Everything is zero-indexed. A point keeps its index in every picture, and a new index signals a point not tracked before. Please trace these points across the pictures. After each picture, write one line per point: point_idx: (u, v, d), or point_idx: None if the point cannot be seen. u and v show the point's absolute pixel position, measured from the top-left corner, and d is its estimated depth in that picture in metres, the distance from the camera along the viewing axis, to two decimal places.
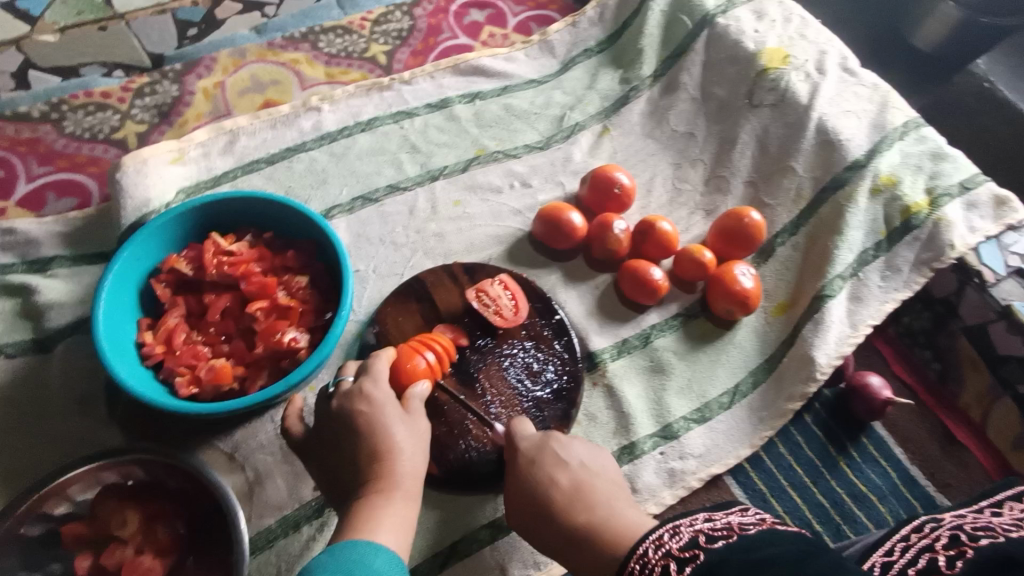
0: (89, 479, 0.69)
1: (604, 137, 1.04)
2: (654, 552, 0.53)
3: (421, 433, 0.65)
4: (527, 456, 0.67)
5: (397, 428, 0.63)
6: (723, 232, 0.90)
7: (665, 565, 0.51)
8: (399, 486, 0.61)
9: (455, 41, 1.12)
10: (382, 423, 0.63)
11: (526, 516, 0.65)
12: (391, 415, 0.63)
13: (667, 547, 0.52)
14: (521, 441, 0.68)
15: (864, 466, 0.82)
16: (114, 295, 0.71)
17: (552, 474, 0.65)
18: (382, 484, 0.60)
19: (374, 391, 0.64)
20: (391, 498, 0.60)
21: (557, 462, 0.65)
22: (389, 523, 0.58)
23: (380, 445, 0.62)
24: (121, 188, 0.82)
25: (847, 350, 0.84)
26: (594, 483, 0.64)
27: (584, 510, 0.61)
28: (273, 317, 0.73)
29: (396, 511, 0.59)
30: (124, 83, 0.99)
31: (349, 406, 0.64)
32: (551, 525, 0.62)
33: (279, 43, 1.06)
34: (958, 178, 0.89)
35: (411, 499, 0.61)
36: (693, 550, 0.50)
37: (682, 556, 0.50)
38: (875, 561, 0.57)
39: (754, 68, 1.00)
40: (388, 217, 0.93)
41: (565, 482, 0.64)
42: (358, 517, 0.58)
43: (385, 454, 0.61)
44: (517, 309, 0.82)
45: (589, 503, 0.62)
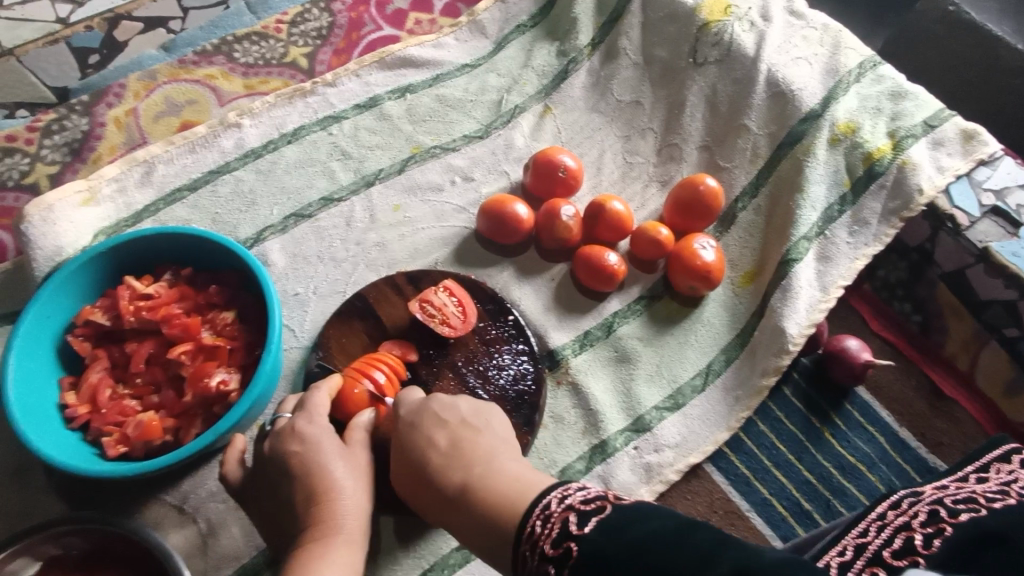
0: (28, 555, 0.64)
1: (546, 117, 0.98)
2: (558, 505, 0.46)
3: (363, 467, 0.63)
4: (406, 422, 0.61)
5: (333, 464, 0.61)
6: (678, 204, 0.84)
7: (564, 518, 0.44)
8: (340, 527, 0.59)
9: (380, 33, 1.06)
10: (318, 461, 0.61)
11: (414, 489, 0.58)
12: (328, 453, 0.62)
13: (545, 544, 0.43)
14: (403, 408, 0.62)
15: (850, 435, 0.78)
16: (26, 359, 0.66)
17: (430, 437, 0.58)
18: (322, 526, 0.58)
19: (306, 428, 0.63)
20: (331, 543, 0.57)
21: (433, 425, 0.59)
22: (331, 568, 0.55)
23: (318, 487, 0.60)
24: (29, 239, 0.77)
25: (820, 316, 0.79)
26: (472, 438, 0.57)
27: (459, 468, 0.54)
28: (200, 359, 0.68)
29: (336, 555, 0.57)
30: (29, 123, 0.92)
31: (280, 448, 0.63)
32: (435, 493, 0.55)
33: (190, 58, 0.99)
34: (921, 116, 0.84)
35: (354, 539, 0.59)
36: (598, 501, 0.44)
37: (585, 509, 0.44)
38: (847, 545, 0.50)
39: (694, 23, 0.94)
40: (324, 232, 0.88)
41: (444, 443, 0.57)
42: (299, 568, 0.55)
43: (324, 495, 0.60)
44: (465, 314, 0.78)
45: (466, 461, 0.55)
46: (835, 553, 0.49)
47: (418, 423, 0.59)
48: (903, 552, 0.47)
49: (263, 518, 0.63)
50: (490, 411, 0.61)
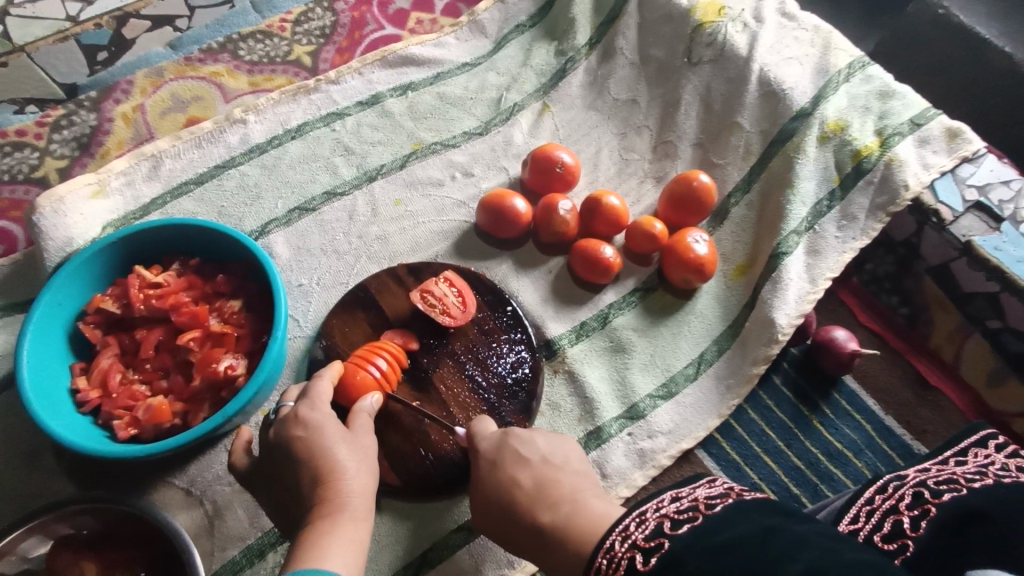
0: (41, 534, 0.66)
1: (544, 115, 1.00)
2: (621, 543, 0.48)
3: (366, 451, 0.65)
4: (489, 459, 0.64)
5: (338, 446, 0.63)
6: (673, 199, 0.87)
7: (631, 558, 0.47)
8: (345, 506, 0.60)
9: (382, 32, 1.08)
10: (323, 444, 0.62)
11: (497, 524, 0.61)
12: (333, 436, 0.63)
13: (633, 538, 0.48)
14: (481, 443, 0.66)
15: (838, 422, 0.80)
16: (38, 344, 0.68)
17: (514, 475, 0.61)
18: (328, 505, 0.59)
19: (310, 413, 0.64)
20: (337, 520, 0.58)
21: (517, 461, 0.62)
22: (338, 544, 0.56)
23: (323, 469, 0.61)
24: (40, 229, 0.79)
25: (808, 307, 0.81)
26: (557, 477, 0.60)
27: (547, 508, 0.57)
28: (208, 346, 0.71)
29: (343, 531, 0.58)
30: (39, 118, 0.94)
31: (285, 432, 0.64)
32: (522, 531, 0.58)
33: (196, 56, 1.01)
34: (908, 115, 0.86)
35: (360, 518, 0.60)
36: (658, 538, 0.46)
37: (649, 547, 0.46)
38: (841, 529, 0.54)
39: (689, 24, 0.96)
40: (327, 226, 0.90)
41: (527, 480, 0.60)
42: (307, 545, 0.56)
43: (329, 475, 0.61)
44: (465, 305, 0.80)
45: (552, 499, 0.58)
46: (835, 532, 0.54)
47: (500, 462, 0.63)
48: (893, 535, 0.51)
49: (268, 498, 0.65)
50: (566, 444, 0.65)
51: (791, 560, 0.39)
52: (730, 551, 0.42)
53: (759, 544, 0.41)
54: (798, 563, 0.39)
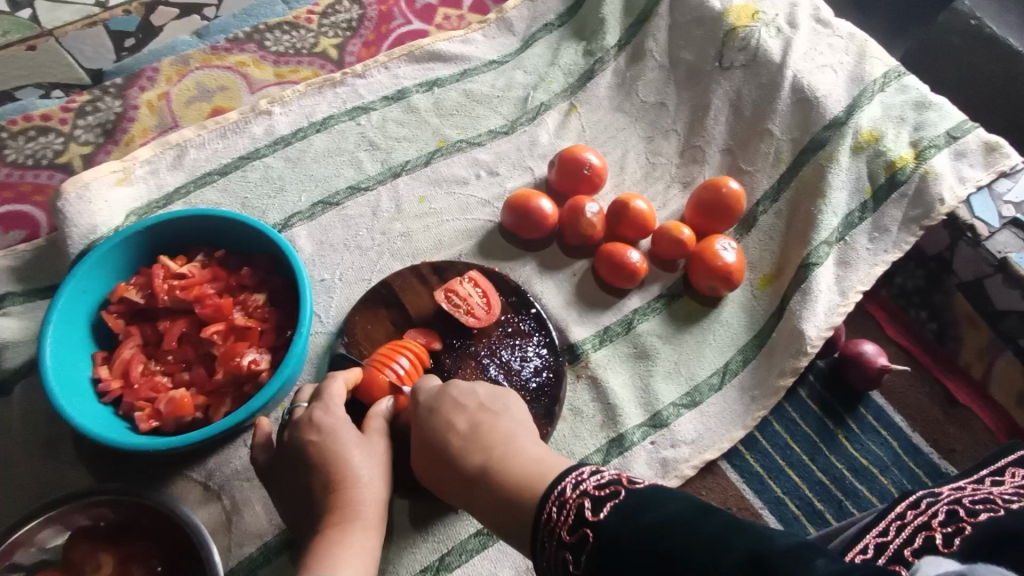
0: (59, 524, 0.66)
1: (571, 115, 0.99)
2: (551, 534, 0.45)
3: (381, 454, 0.64)
4: (425, 406, 0.61)
5: (352, 450, 0.62)
6: (701, 205, 0.86)
7: (562, 557, 0.44)
8: (357, 513, 0.59)
9: (409, 27, 1.07)
10: (338, 449, 0.61)
11: (432, 471, 0.58)
12: (347, 441, 0.62)
13: (559, 531, 0.45)
14: (421, 393, 0.63)
15: (864, 438, 0.79)
16: (62, 332, 0.67)
17: (447, 421, 0.58)
18: (341, 511, 0.59)
19: (323, 418, 0.63)
20: (350, 528, 0.58)
21: (451, 407, 0.59)
22: (350, 554, 0.56)
23: (336, 475, 0.61)
24: (65, 216, 0.79)
25: (838, 320, 0.80)
26: (491, 421, 0.57)
27: (478, 452, 0.55)
28: (232, 339, 0.70)
29: (355, 541, 0.57)
30: (64, 103, 0.94)
31: (300, 437, 0.63)
32: (455, 476, 0.55)
33: (223, 45, 1.00)
34: (944, 127, 0.85)
35: (371, 523, 0.60)
36: (581, 529, 0.43)
37: (574, 540, 0.43)
38: (868, 543, 0.52)
39: (721, 28, 0.95)
40: (350, 221, 0.89)
41: (462, 426, 0.57)
42: (316, 556, 0.56)
43: (342, 481, 0.60)
44: (489, 306, 0.79)
45: (485, 444, 0.55)
46: (858, 550, 0.52)
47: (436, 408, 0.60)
48: (924, 551, 0.49)
49: (285, 497, 0.64)
50: (508, 396, 0.61)
51: (725, 547, 0.37)
52: (659, 542, 0.39)
53: (686, 529, 0.39)
54: (737, 550, 0.37)
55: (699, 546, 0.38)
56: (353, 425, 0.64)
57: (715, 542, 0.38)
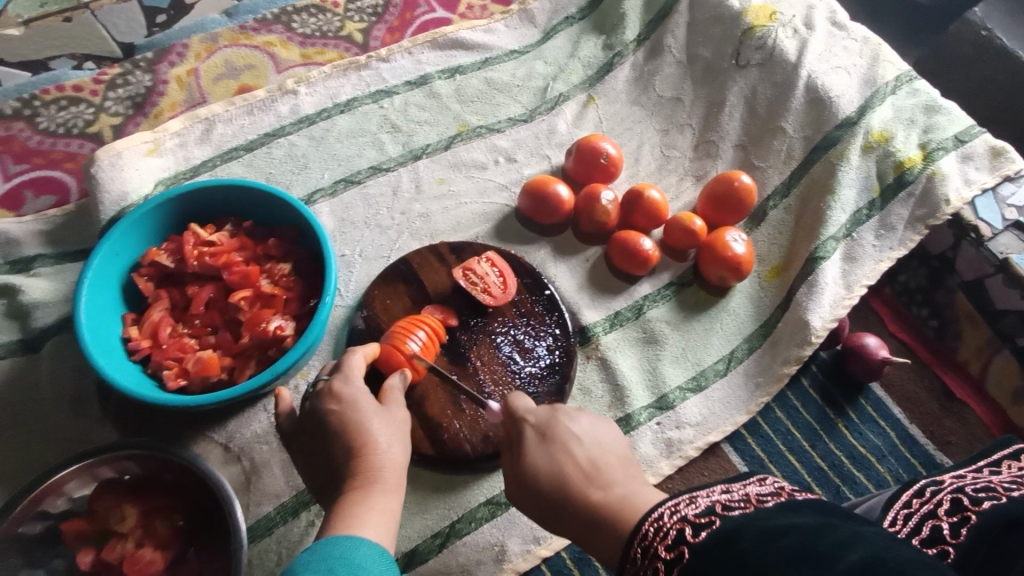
0: (85, 476, 0.68)
1: (589, 106, 1.01)
2: (669, 517, 0.48)
3: (398, 423, 0.65)
4: (536, 432, 0.61)
5: (371, 419, 0.63)
6: (713, 197, 0.88)
7: (678, 530, 0.46)
8: (376, 478, 0.61)
9: (433, 15, 1.09)
10: (359, 419, 0.63)
11: (543, 502, 0.58)
12: (366, 410, 0.64)
13: (683, 513, 0.47)
14: (527, 416, 0.62)
15: (863, 428, 0.82)
16: (95, 291, 0.70)
17: (565, 453, 0.58)
18: (361, 477, 0.61)
19: (343, 389, 0.65)
20: (370, 493, 0.60)
21: (568, 439, 0.59)
22: (372, 517, 0.58)
23: (357, 443, 0.62)
24: (98, 182, 0.81)
25: (842, 313, 0.82)
26: (610, 460, 0.58)
27: (600, 488, 0.55)
28: (258, 306, 0.73)
29: (378, 503, 0.59)
30: (95, 75, 0.96)
31: (320, 406, 0.64)
32: (572, 509, 0.56)
33: (251, 25, 1.03)
34: (952, 131, 0.87)
35: (391, 488, 0.61)
36: (708, 516, 0.46)
37: (698, 522, 0.46)
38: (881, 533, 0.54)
39: (740, 26, 0.97)
40: (372, 200, 0.92)
41: (581, 459, 0.58)
42: (339, 519, 0.58)
43: (361, 447, 0.62)
44: (505, 285, 0.81)
45: (605, 481, 0.56)
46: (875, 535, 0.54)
47: (549, 436, 0.60)
48: (932, 540, 0.51)
49: (303, 458, 0.66)
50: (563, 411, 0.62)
51: (850, 547, 0.38)
52: (788, 531, 0.40)
53: (813, 532, 0.40)
54: (856, 551, 0.37)
55: (828, 543, 0.38)
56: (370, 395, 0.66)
57: (845, 545, 0.38)
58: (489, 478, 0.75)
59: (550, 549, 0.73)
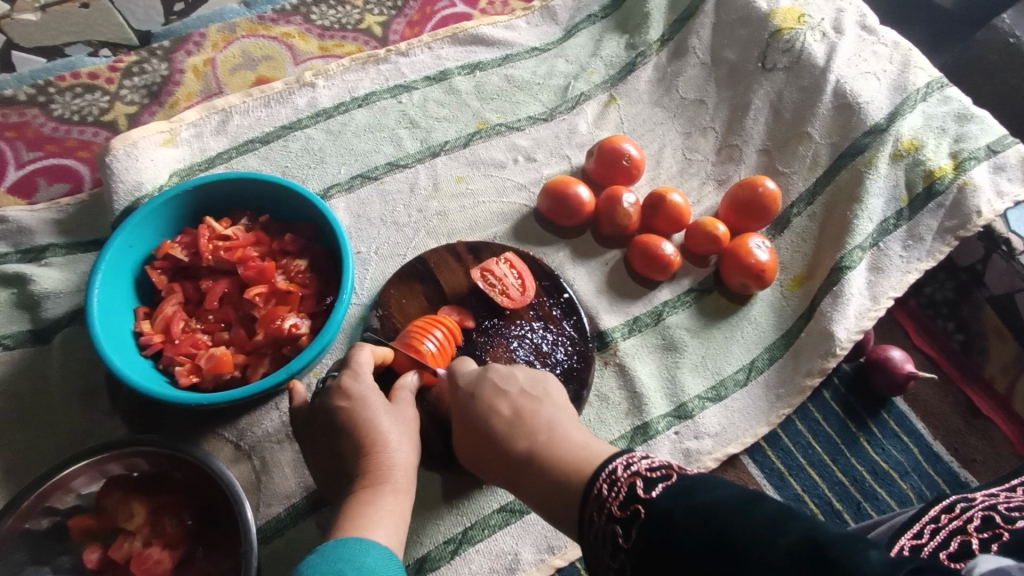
0: (93, 472, 0.66)
1: (610, 107, 1.00)
2: (601, 513, 0.46)
3: (407, 421, 0.64)
4: (466, 389, 0.63)
5: (380, 417, 0.62)
6: (737, 203, 0.86)
7: (612, 532, 0.44)
8: (387, 479, 0.59)
9: (453, 9, 1.08)
10: (368, 417, 0.61)
11: (478, 454, 0.60)
12: (376, 408, 0.62)
13: (610, 507, 0.45)
14: (460, 378, 0.64)
15: (885, 443, 0.80)
16: (108, 284, 0.69)
17: (490, 406, 0.60)
18: (371, 477, 0.59)
19: (353, 385, 0.63)
20: (380, 493, 0.58)
21: (493, 392, 0.61)
22: (382, 517, 0.57)
23: (366, 440, 0.60)
24: (113, 171, 0.80)
25: (868, 324, 0.81)
26: (535, 407, 0.59)
27: (524, 438, 0.56)
28: (273, 302, 0.71)
29: (387, 504, 0.58)
30: (111, 62, 0.95)
31: (330, 403, 0.63)
32: (500, 458, 0.57)
33: (270, 16, 1.01)
34: (985, 140, 0.85)
35: (401, 488, 0.60)
36: (633, 505, 0.43)
37: (625, 516, 0.43)
38: (904, 546, 0.52)
39: (766, 29, 0.95)
40: (388, 197, 0.90)
41: (506, 408, 0.59)
42: (348, 519, 0.56)
43: (373, 449, 0.60)
44: (524, 288, 0.80)
45: (530, 429, 0.57)
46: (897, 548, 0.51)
47: (475, 393, 0.61)
48: (959, 555, 0.48)
49: (315, 459, 0.64)
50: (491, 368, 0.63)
51: (781, 528, 0.36)
52: (712, 519, 0.38)
53: (736, 515, 0.38)
54: (788, 533, 0.36)
55: (754, 529, 0.37)
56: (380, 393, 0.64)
57: (776, 522, 0.37)
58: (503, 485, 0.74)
59: (564, 559, 0.72)
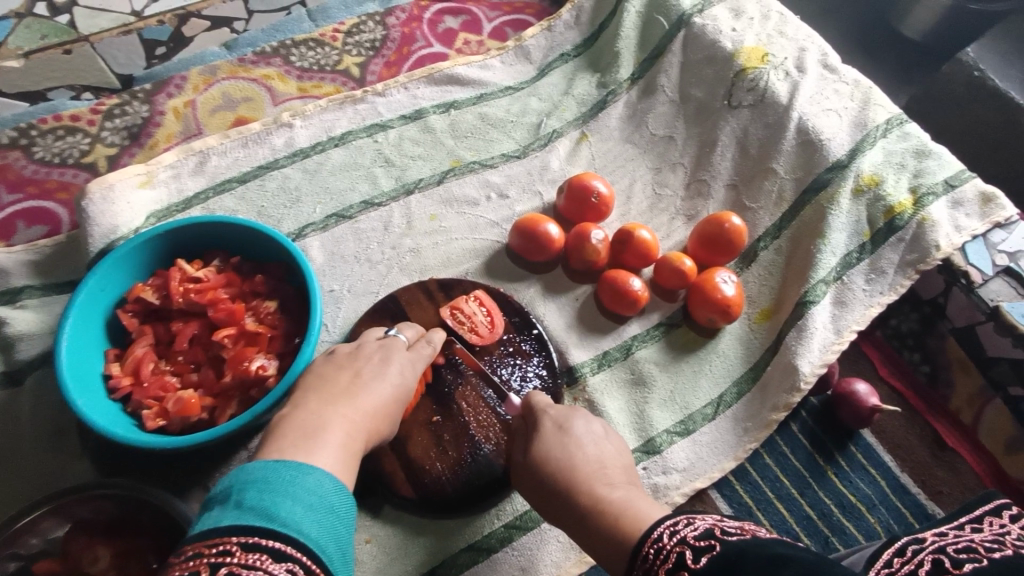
0: (61, 515, 0.66)
1: (582, 143, 1.02)
2: (669, 537, 0.49)
3: (402, 399, 0.67)
4: (552, 422, 0.66)
5: (389, 371, 0.66)
6: (703, 238, 0.88)
7: (680, 553, 0.48)
8: (359, 412, 0.61)
9: (429, 50, 1.11)
10: (375, 372, 0.66)
11: (540, 489, 0.62)
12: (389, 364, 0.67)
13: (682, 534, 0.49)
14: (547, 408, 0.68)
15: (853, 476, 0.81)
16: (78, 328, 0.70)
17: (577, 446, 0.63)
18: (346, 401, 0.62)
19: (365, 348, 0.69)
20: (347, 414, 0.60)
21: (582, 436, 0.64)
22: (333, 427, 0.58)
23: (355, 379, 0.64)
24: (89, 215, 0.81)
25: (832, 357, 0.82)
26: (617, 465, 0.62)
27: (606, 487, 0.58)
28: (241, 343, 0.72)
29: (345, 435, 0.58)
30: (93, 105, 0.97)
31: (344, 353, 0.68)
32: (568, 500, 0.59)
33: (250, 58, 1.04)
34: (942, 175, 0.87)
35: (359, 433, 0.60)
36: (708, 539, 0.47)
37: (698, 545, 0.47)
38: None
39: (732, 68, 0.98)
40: (363, 234, 0.92)
41: (589, 454, 0.62)
42: (305, 415, 0.59)
43: (360, 380, 0.64)
44: (492, 325, 0.82)
45: (610, 482, 0.59)
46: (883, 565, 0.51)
47: (565, 429, 0.64)
48: None
49: None
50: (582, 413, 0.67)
51: None
52: (790, 564, 0.42)
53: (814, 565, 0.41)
54: None
55: None
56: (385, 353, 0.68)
57: None
58: (471, 524, 0.74)
59: None
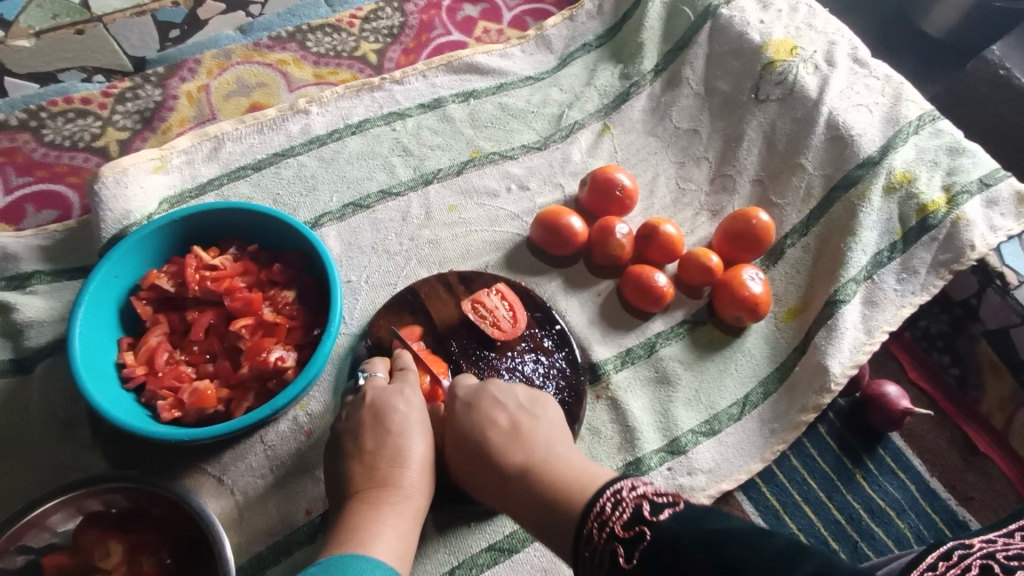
0: (71, 508, 0.65)
1: (604, 136, 1.00)
2: (599, 531, 0.48)
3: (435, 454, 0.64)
4: (463, 402, 0.65)
5: (414, 419, 0.63)
6: (730, 234, 0.86)
7: (613, 550, 0.46)
8: (409, 499, 0.59)
9: (449, 38, 1.08)
10: (405, 427, 0.62)
11: (468, 467, 0.62)
12: (415, 424, 0.63)
13: (611, 526, 0.48)
14: (458, 391, 0.66)
15: (881, 480, 0.79)
16: (92, 315, 0.68)
17: (488, 418, 0.62)
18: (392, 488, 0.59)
19: (403, 403, 0.64)
20: (401, 511, 0.58)
21: (492, 404, 0.63)
22: (393, 533, 0.56)
23: (393, 449, 0.61)
24: (101, 199, 0.79)
25: (862, 358, 0.80)
26: (534, 422, 0.62)
27: (523, 450, 0.58)
28: (259, 334, 0.70)
29: (398, 520, 0.57)
30: (105, 87, 0.95)
31: (382, 403, 0.64)
32: (492, 472, 0.59)
33: (265, 42, 1.02)
34: (977, 174, 0.85)
35: (417, 515, 0.59)
36: (636, 526, 0.46)
37: (628, 537, 0.46)
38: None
39: (760, 60, 0.96)
40: (380, 225, 0.90)
41: (503, 421, 0.62)
42: (362, 524, 0.56)
43: (397, 459, 0.61)
44: (515, 320, 0.79)
45: (528, 444, 0.59)
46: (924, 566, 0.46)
47: (475, 403, 0.64)
48: None
49: None
50: (545, 400, 0.66)
51: None
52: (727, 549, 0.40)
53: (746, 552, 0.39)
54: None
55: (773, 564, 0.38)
56: (418, 409, 0.65)
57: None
58: (492, 522, 0.72)
59: None
